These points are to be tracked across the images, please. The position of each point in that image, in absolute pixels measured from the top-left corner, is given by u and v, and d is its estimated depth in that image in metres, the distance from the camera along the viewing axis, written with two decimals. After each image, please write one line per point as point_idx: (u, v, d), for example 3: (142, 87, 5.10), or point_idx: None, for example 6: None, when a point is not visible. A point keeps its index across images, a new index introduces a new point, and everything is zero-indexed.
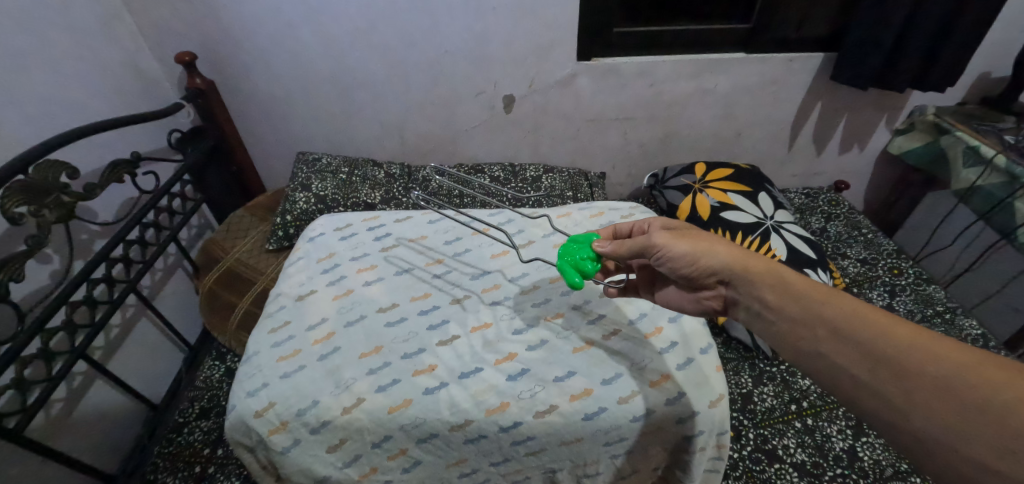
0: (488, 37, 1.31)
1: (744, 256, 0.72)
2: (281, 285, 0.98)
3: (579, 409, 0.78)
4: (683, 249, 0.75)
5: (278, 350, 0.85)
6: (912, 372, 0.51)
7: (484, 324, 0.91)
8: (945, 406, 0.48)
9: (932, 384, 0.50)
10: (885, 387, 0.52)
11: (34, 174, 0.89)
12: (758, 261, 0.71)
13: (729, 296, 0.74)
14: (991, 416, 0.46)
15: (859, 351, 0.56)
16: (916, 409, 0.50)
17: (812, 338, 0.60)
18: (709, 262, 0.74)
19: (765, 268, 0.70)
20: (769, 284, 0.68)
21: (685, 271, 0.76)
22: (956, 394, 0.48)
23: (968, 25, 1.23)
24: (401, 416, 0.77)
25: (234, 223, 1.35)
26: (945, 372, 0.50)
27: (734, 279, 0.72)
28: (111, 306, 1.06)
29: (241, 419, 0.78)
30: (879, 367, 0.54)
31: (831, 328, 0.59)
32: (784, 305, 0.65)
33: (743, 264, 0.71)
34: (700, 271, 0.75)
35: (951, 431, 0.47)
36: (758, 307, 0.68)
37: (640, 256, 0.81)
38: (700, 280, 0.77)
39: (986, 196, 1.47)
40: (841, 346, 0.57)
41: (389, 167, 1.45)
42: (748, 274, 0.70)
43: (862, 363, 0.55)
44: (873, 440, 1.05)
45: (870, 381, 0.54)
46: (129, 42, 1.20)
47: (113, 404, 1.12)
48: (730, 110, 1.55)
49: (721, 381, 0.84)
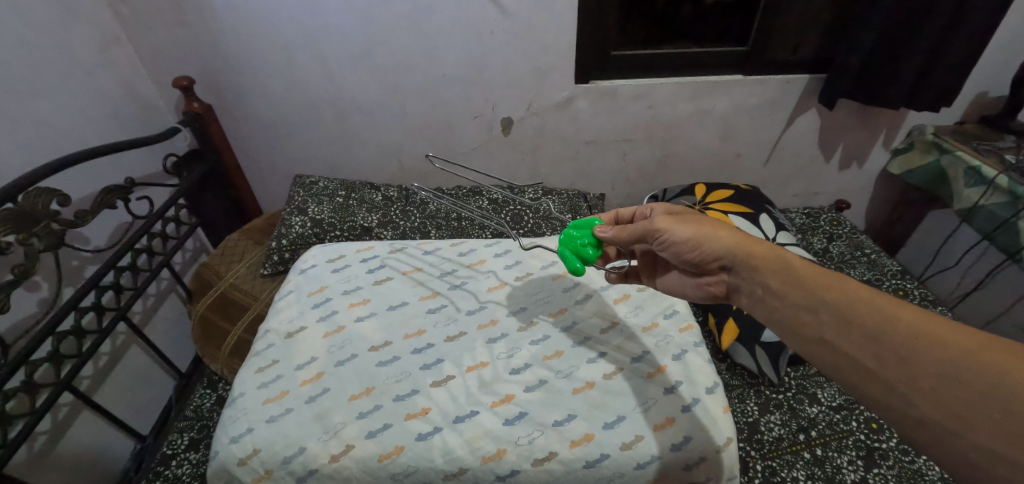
0: (486, 60, 1.32)
1: (749, 242, 0.71)
2: (270, 320, 0.96)
3: (579, 456, 0.75)
4: (687, 234, 0.75)
5: (265, 391, 0.83)
6: (917, 358, 0.49)
7: (479, 363, 0.88)
8: (951, 393, 0.46)
9: (937, 369, 0.48)
10: (890, 374, 0.50)
11: (24, 202, 0.86)
12: (764, 248, 0.70)
13: (731, 283, 0.74)
14: (998, 402, 0.43)
15: (861, 336, 0.54)
16: (920, 395, 0.48)
17: (816, 323, 0.58)
18: (712, 246, 0.73)
19: (767, 252, 0.68)
20: (774, 271, 0.66)
21: (688, 254, 0.76)
22: (963, 381, 0.46)
23: (968, 45, 1.22)
24: (391, 464, 0.74)
25: (229, 246, 1.32)
26: (952, 358, 0.47)
27: (735, 263, 0.71)
28: (100, 335, 1.02)
29: (224, 466, 0.75)
30: (883, 352, 0.51)
31: (836, 313, 0.57)
32: (788, 291, 0.63)
33: (747, 250, 0.70)
34: (703, 257, 0.75)
35: (958, 419, 0.45)
36: (760, 294, 0.67)
37: (641, 241, 0.81)
38: (702, 265, 0.76)
39: (988, 216, 1.45)
40: (845, 332, 0.55)
41: (387, 189, 1.43)
42: (750, 259, 0.69)
43: (865, 347, 0.53)
44: (885, 471, 1.01)
45: (877, 368, 0.51)
46: (127, 68, 1.20)
47: (100, 435, 1.09)
48: (730, 130, 1.54)
49: (729, 423, 0.81)
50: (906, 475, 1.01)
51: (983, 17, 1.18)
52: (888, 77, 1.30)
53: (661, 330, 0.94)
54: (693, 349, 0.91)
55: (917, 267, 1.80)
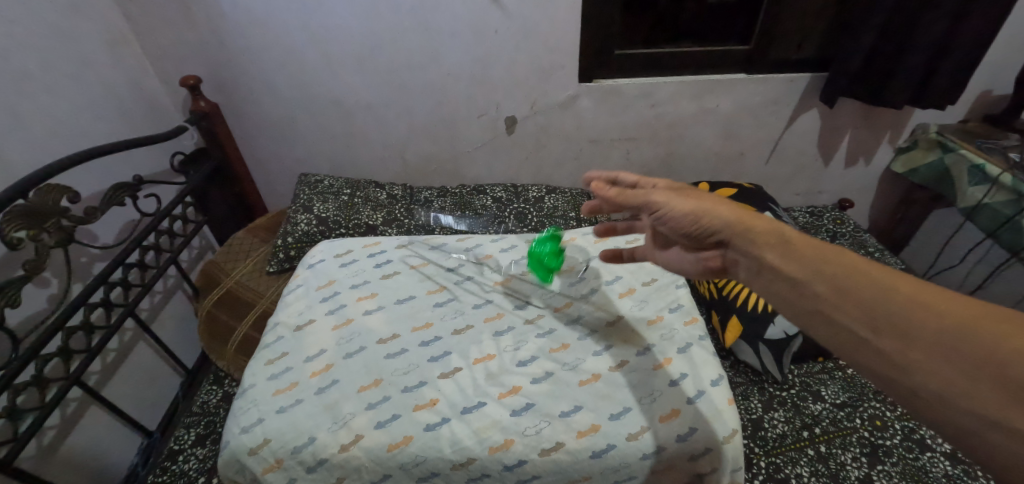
0: (490, 59, 1.32)
1: (749, 217, 0.66)
2: (279, 314, 0.97)
3: (586, 447, 0.76)
4: (685, 207, 0.71)
5: (275, 383, 0.84)
6: (914, 328, 0.48)
7: (486, 356, 0.89)
8: (949, 361, 0.46)
9: (935, 339, 0.47)
10: (886, 343, 0.49)
11: (35, 198, 0.87)
12: (764, 222, 0.65)
13: (727, 257, 0.68)
14: (995, 369, 0.44)
15: (860, 308, 0.52)
16: (917, 365, 0.47)
17: (812, 294, 0.55)
18: (709, 220, 0.68)
19: (767, 227, 0.64)
20: (772, 244, 0.61)
21: (684, 228, 0.71)
22: (962, 349, 0.45)
23: (969, 44, 1.23)
24: (400, 454, 0.75)
25: (235, 244, 1.33)
26: (949, 328, 0.47)
27: (731, 238, 0.66)
28: (109, 330, 1.03)
29: (235, 456, 0.76)
30: (880, 322, 0.50)
31: (833, 283, 0.54)
32: (784, 264, 0.59)
33: (745, 225, 0.65)
34: (699, 230, 0.69)
35: (955, 388, 0.45)
36: (755, 268, 0.62)
37: (638, 210, 0.77)
38: (697, 240, 0.71)
39: (992, 215, 1.43)
40: (843, 303, 0.53)
41: (392, 188, 1.44)
42: (749, 234, 0.64)
43: (863, 318, 0.51)
44: (890, 468, 1.01)
45: (872, 338, 0.50)
46: (135, 66, 1.21)
47: (107, 431, 1.10)
48: (733, 129, 1.55)
49: (734, 415, 0.81)
50: (910, 472, 1.01)
51: (988, 14, 1.18)
52: (891, 76, 1.30)
53: (666, 324, 0.95)
54: (699, 342, 0.91)
55: (920, 266, 1.79)
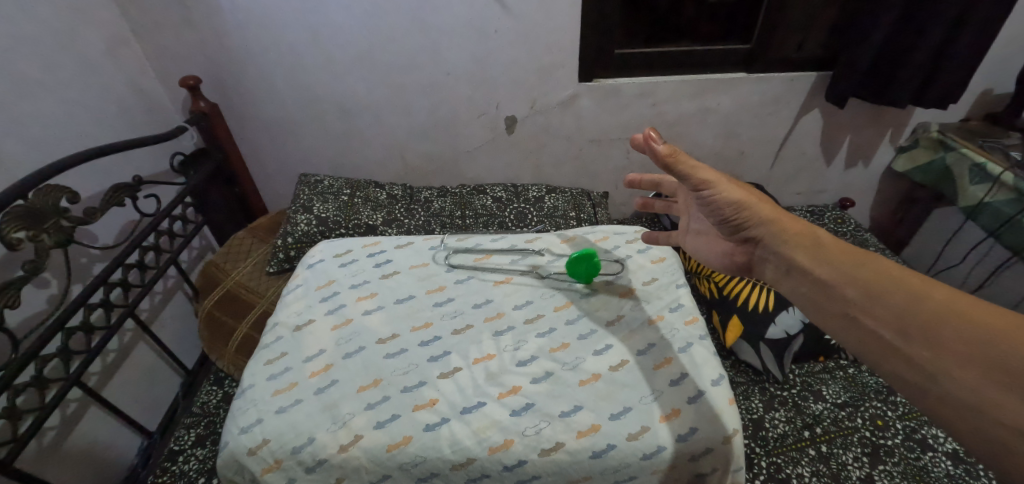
0: (490, 59, 1.32)
1: (785, 218, 0.69)
2: (279, 314, 0.97)
3: (586, 447, 0.76)
4: (737, 196, 0.71)
5: (274, 383, 0.84)
6: (942, 334, 0.49)
7: (485, 356, 0.89)
8: (977, 369, 0.46)
9: (966, 347, 0.48)
10: (911, 348, 0.51)
11: (34, 198, 0.87)
12: (797, 224, 0.68)
13: (756, 254, 0.72)
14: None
15: (890, 313, 0.54)
16: (945, 371, 0.48)
17: (843, 299, 0.58)
18: (751, 214, 0.70)
19: (801, 230, 0.67)
20: (805, 247, 0.65)
21: (723, 215, 0.72)
22: (992, 357, 0.46)
23: (969, 43, 1.23)
24: (400, 454, 0.75)
25: (235, 244, 1.33)
26: (979, 336, 0.47)
27: (766, 236, 0.69)
28: (109, 331, 1.03)
29: (234, 456, 0.75)
30: (908, 328, 0.52)
31: (864, 289, 0.57)
32: (815, 267, 0.62)
33: (780, 226, 0.68)
34: (739, 222, 0.71)
35: (982, 395, 0.45)
36: (785, 268, 0.66)
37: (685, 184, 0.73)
38: (732, 230, 0.73)
39: (994, 213, 1.43)
40: (872, 308, 0.55)
41: (392, 188, 1.44)
42: (782, 234, 0.68)
43: (891, 324, 0.53)
44: (891, 468, 1.01)
45: (899, 343, 0.52)
46: (134, 67, 1.21)
47: (107, 432, 1.09)
48: (733, 128, 1.54)
49: (734, 416, 0.81)
50: (912, 472, 1.00)
51: (988, 13, 1.18)
52: (892, 75, 1.29)
53: (667, 323, 0.94)
54: (699, 342, 0.91)
55: (921, 265, 1.79)
